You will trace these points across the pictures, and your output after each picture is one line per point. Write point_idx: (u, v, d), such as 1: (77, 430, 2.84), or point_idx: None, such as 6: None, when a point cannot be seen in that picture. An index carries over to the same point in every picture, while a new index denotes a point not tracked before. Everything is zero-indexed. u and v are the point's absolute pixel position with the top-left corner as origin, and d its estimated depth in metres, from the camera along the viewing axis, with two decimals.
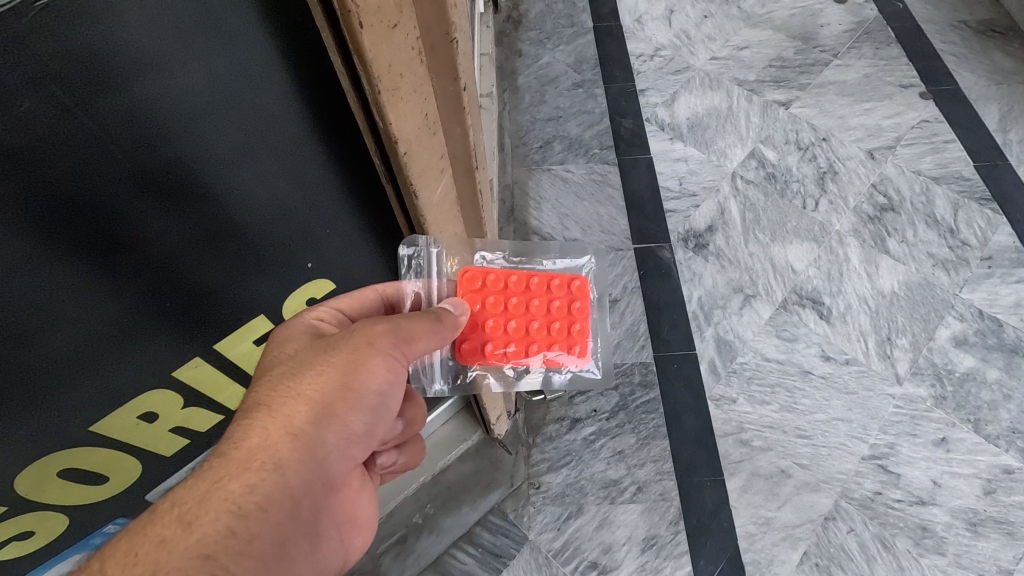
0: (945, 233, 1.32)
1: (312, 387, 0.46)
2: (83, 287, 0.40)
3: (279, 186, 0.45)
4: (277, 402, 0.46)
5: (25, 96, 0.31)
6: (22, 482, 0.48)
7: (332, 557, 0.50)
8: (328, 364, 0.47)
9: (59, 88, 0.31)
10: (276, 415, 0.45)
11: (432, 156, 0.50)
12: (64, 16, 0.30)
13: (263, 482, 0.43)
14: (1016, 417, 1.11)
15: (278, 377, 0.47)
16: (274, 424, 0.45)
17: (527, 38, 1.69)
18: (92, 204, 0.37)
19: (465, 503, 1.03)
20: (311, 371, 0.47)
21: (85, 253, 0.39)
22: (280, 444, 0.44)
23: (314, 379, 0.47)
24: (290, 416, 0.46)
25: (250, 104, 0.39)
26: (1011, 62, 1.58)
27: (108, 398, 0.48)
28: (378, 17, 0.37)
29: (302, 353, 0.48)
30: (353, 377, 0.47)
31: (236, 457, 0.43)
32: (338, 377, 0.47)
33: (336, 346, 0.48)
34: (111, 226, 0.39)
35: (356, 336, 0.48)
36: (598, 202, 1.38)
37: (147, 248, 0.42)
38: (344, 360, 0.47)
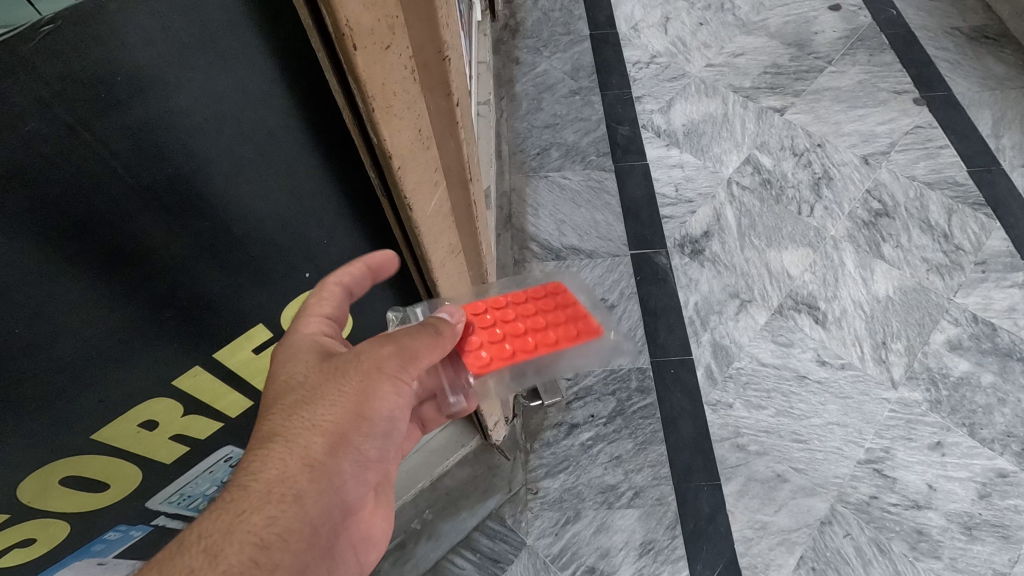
0: (939, 238, 1.33)
1: (325, 415, 0.47)
2: (91, 315, 0.42)
3: (273, 212, 0.47)
4: (291, 430, 0.46)
5: (41, 145, 0.33)
6: (24, 490, 0.49)
7: (347, 563, 0.53)
8: (343, 395, 0.48)
9: (73, 133, 0.34)
10: (295, 442, 0.46)
11: (426, 169, 0.52)
12: (68, 38, 0.31)
13: (286, 512, 0.44)
14: (1010, 421, 1.12)
15: (293, 405, 0.47)
16: (292, 454, 0.46)
17: (524, 46, 1.70)
18: (101, 239, 0.39)
19: (464, 509, 1.03)
20: (326, 401, 0.48)
21: (94, 284, 0.41)
22: (299, 475, 0.45)
23: (327, 408, 0.47)
24: (308, 446, 0.46)
25: (245, 139, 0.41)
26: (1004, 69, 1.59)
27: (109, 408, 0.49)
28: (371, 39, 0.38)
29: (311, 376, 0.49)
30: (366, 407, 0.49)
31: (255, 488, 0.44)
32: (351, 406, 0.48)
33: (346, 372, 0.49)
34: (117, 258, 0.41)
35: (363, 361, 0.49)
36: (595, 209, 1.39)
37: (151, 276, 0.44)
38: (357, 389, 0.48)
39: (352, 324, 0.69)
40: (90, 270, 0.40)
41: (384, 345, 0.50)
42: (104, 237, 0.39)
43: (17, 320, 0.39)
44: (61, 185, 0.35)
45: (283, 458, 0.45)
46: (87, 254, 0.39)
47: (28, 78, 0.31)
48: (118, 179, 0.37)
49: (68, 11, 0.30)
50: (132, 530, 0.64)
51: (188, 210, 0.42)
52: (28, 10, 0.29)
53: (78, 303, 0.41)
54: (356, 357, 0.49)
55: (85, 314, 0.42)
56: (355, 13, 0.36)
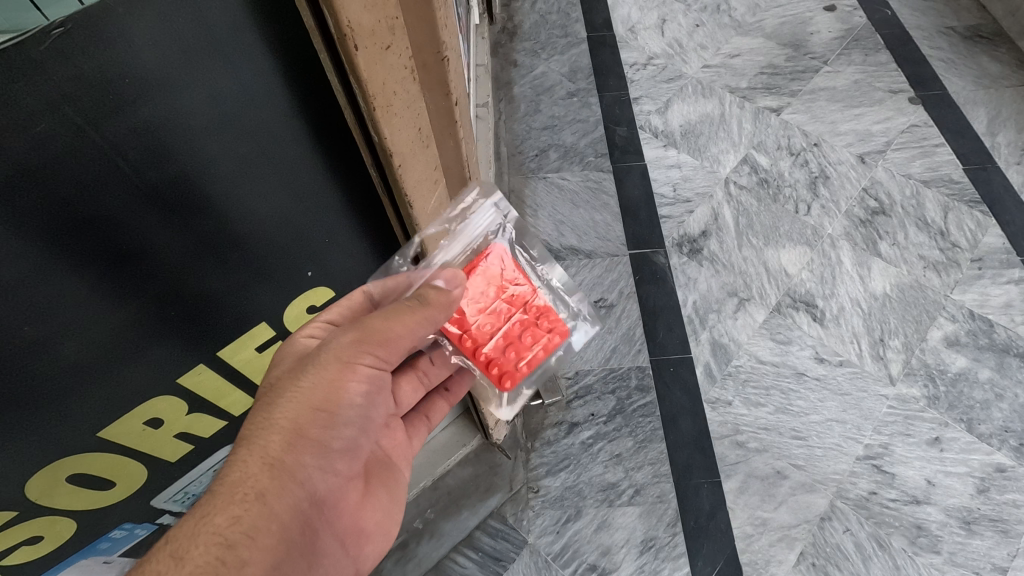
0: (936, 236, 1.34)
1: (283, 409, 0.49)
2: (86, 320, 0.42)
3: (274, 213, 0.48)
4: (256, 430, 0.48)
5: (40, 153, 0.34)
6: (33, 487, 0.50)
7: (332, 554, 0.55)
8: (302, 389, 0.50)
9: (75, 139, 0.34)
10: (264, 443, 0.48)
11: (426, 167, 0.53)
12: (79, 41, 0.32)
13: (253, 512, 0.46)
14: (1008, 417, 1.13)
15: (258, 405, 0.50)
16: (252, 452, 0.48)
17: (521, 49, 1.72)
18: (93, 246, 0.39)
19: (465, 508, 1.04)
20: (286, 396, 0.49)
21: (92, 290, 0.41)
22: (270, 476, 0.48)
23: (286, 403, 0.49)
24: (267, 444, 0.48)
25: (247, 142, 0.42)
26: (998, 68, 1.60)
27: (115, 406, 0.50)
28: (371, 39, 0.39)
29: (281, 376, 0.51)
30: (325, 398, 0.50)
31: (220, 491, 0.46)
32: (318, 403, 0.50)
33: (309, 367, 0.50)
34: (113, 263, 0.41)
35: (324, 355, 0.51)
36: (593, 209, 1.40)
37: (146, 282, 0.44)
38: (322, 386, 0.50)
39: None
40: (85, 279, 0.41)
41: (347, 336, 0.51)
42: (101, 239, 0.39)
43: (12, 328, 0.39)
44: (50, 194, 0.36)
45: (249, 458, 0.48)
46: (91, 257, 0.40)
47: (33, 82, 0.31)
48: (121, 181, 0.38)
49: (78, 14, 0.31)
50: (137, 528, 0.64)
51: (189, 212, 0.43)
52: (34, 14, 0.30)
53: (74, 308, 0.41)
54: (325, 355, 0.51)
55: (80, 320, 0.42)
56: (356, 14, 0.37)
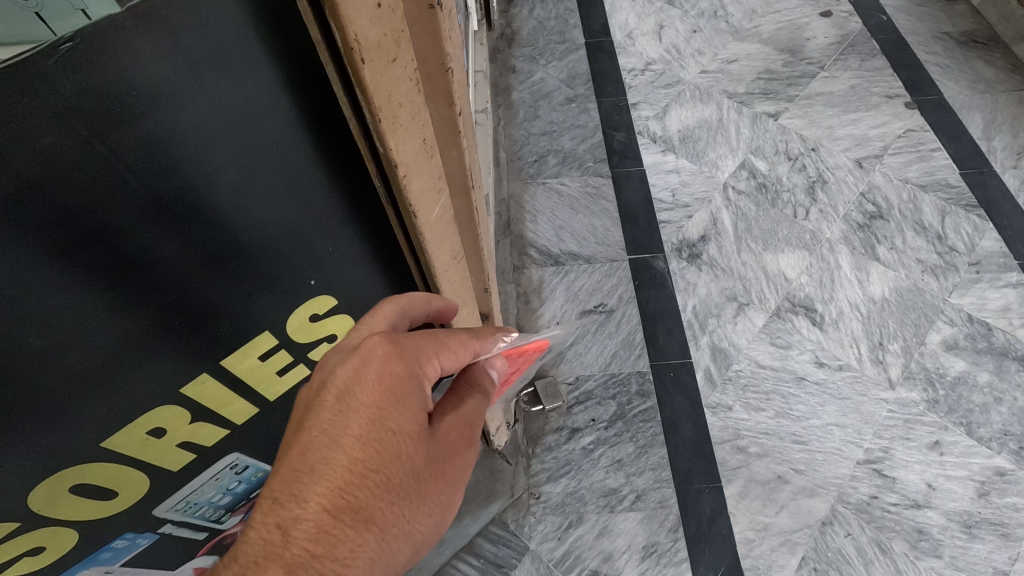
0: (933, 239, 1.34)
1: (401, 490, 0.44)
2: (93, 329, 0.42)
3: (276, 222, 0.48)
4: (363, 503, 0.42)
5: (44, 166, 0.34)
6: (35, 498, 0.50)
7: None
8: (425, 473, 0.46)
9: (80, 153, 0.34)
10: (375, 537, 0.42)
11: (430, 177, 0.53)
12: (85, 56, 0.32)
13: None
14: (1007, 420, 1.13)
15: (369, 468, 0.43)
16: (357, 532, 0.42)
17: (520, 55, 1.73)
18: (101, 259, 0.40)
19: (466, 514, 1.03)
20: (406, 476, 0.44)
21: (94, 302, 0.41)
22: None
23: (408, 483, 0.44)
24: (377, 524, 0.43)
25: (249, 153, 0.42)
26: (994, 72, 1.62)
27: (117, 417, 0.49)
28: (378, 52, 0.40)
29: (407, 451, 0.44)
30: (440, 489, 0.47)
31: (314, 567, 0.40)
32: (432, 506, 0.46)
33: (436, 458, 0.47)
34: (119, 275, 0.41)
35: (449, 450, 0.48)
36: (593, 214, 1.40)
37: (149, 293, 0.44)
38: (444, 488, 0.47)
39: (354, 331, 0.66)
40: (88, 290, 0.40)
41: (468, 433, 0.49)
42: (110, 249, 0.40)
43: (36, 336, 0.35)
44: (62, 203, 0.36)
45: (355, 545, 0.41)
46: (102, 268, 0.40)
47: (40, 95, 0.31)
48: (127, 190, 0.38)
49: (86, 29, 0.31)
50: (139, 538, 0.64)
51: (194, 222, 0.43)
52: (42, 28, 0.30)
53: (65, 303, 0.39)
54: (456, 453, 0.48)
55: (81, 311, 0.41)
56: (363, 27, 0.37)
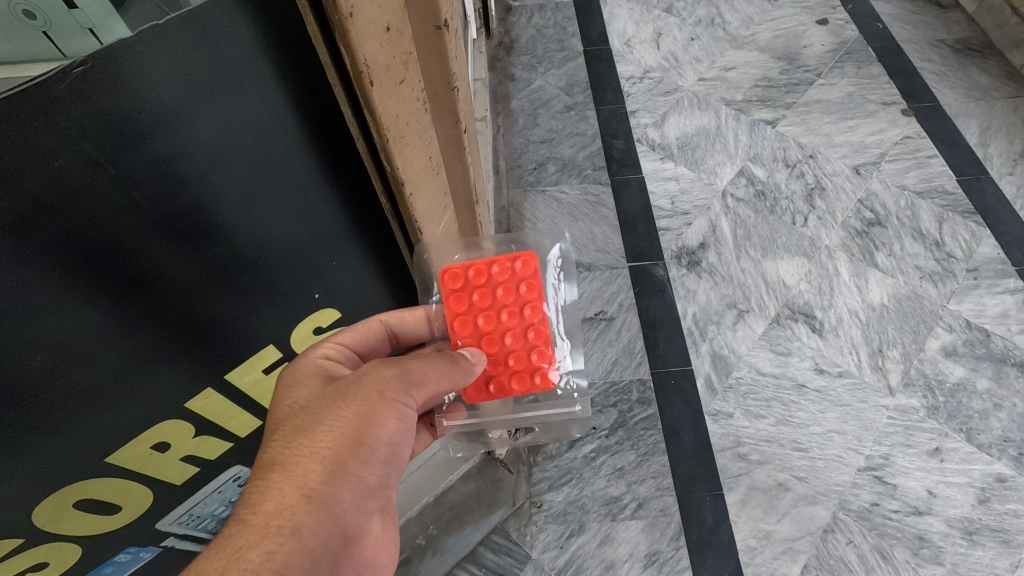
0: (931, 246, 1.35)
1: (317, 433, 0.46)
2: (95, 350, 0.42)
3: (280, 236, 0.48)
4: (278, 453, 0.45)
5: (50, 186, 0.34)
6: (40, 514, 0.49)
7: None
8: (340, 417, 0.46)
9: (89, 177, 0.35)
10: (279, 471, 0.44)
11: (436, 193, 0.53)
12: (94, 80, 0.32)
13: (269, 544, 0.41)
14: (1007, 426, 1.13)
15: (291, 430, 0.46)
16: (288, 483, 0.44)
17: (519, 63, 1.73)
18: (104, 276, 0.39)
19: (467, 524, 1.04)
20: (320, 420, 0.46)
21: (104, 317, 0.41)
22: (296, 506, 0.43)
23: (323, 427, 0.46)
24: (304, 475, 0.44)
25: (254, 170, 0.42)
26: (989, 79, 1.63)
27: (122, 433, 0.49)
28: (386, 75, 0.40)
29: (299, 402, 0.48)
30: (364, 433, 0.46)
31: (252, 522, 0.42)
32: (338, 422, 0.46)
33: (332, 391, 0.48)
34: (124, 291, 0.41)
35: (350, 379, 0.48)
36: (593, 222, 1.41)
37: (155, 311, 0.44)
38: (350, 406, 0.47)
39: None
40: (97, 309, 0.41)
41: (377, 364, 0.49)
42: (116, 266, 0.40)
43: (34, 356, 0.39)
44: (68, 223, 0.36)
45: (262, 484, 0.44)
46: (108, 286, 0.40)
47: (53, 117, 0.32)
48: (135, 212, 0.38)
49: (100, 54, 0.31)
50: (142, 552, 0.64)
51: (198, 240, 0.43)
52: (46, 44, 0.32)
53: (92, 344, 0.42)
54: (354, 378, 0.48)
55: (87, 329, 0.41)
56: (372, 51, 0.38)
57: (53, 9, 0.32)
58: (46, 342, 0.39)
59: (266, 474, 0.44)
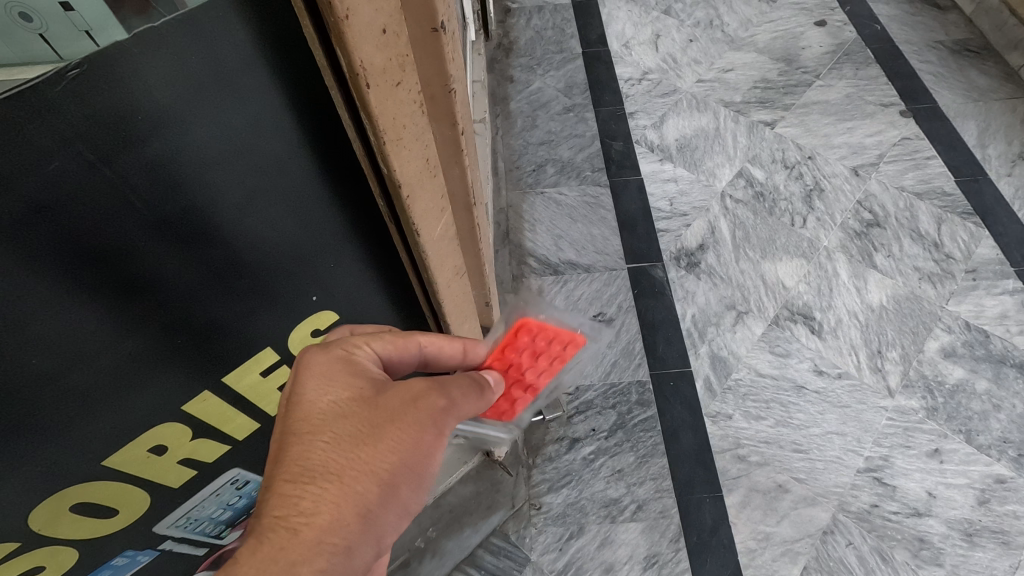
0: (929, 247, 1.35)
1: (375, 454, 0.47)
2: (102, 345, 0.43)
3: (281, 239, 0.48)
4: (328, 463, 0.45)
5: (65, 182, 0.34)
6: (36, 517, 0.49)
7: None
8: (397, 440, 0.47)
9: (93, 182, 0.35)
10: (332, 484, 0.45)
11: (433, 195, 0.53)
12: (94, 83, 0.32)
13: (322, 560, 0.43)
14: (1006, 427, 1.13)
15: (342, 442, 0.46)
16: (343, 502, 0.45)
17: (518, 65, 1.74)
18: (110, 276, 0.40)
19: (467, 525, 1.03)
20: (378, 441, 0.47)
21: (104, 315, 0.41)
22: (351, 526, 0.45)
23: (382, 449, 0.47)
24: (359, 495, 0.45)
25: (252, 173, 0.42)
26: (987, 80, 1.63)
27: (118, 437, 0.49)
28: (383, 77, 0.40)
29: (346, 410, 0.47)
30: (416, 461, 0.48)
31: (306, 537, 0.43)
32: (395, 447, 0.47)
33: (384, 410, 0.48)
34: (127, 292, 0.41)
35: (402, 401, 0.49)
36: (591, 224, 1.41)
37: (162, 312, 0.44)
38: (405, 432, 0.48)
39: None
40: (103, 305, 0.41)
41: (426, 389, 0.50)
42: (120, 267, 0.40)
43: (39, 351, 0.39)
44: (79, 224, 0.36)
45: (315, 498, 0.44)
46: (115, 284, 0.40)
47: (59, 116, 0.32)
48: (134, 217, 0.38)
49: (95, 55, 0.31)
50: (139, 555, 0.63)
51: (198, 242, 0.43)
52: (44, 47, 0.31)
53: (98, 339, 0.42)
54: (409, 402, 0.49)
55: (88, 328, 0.41)
56: (369, 53, 0.38)
57: (49, 11, 0.31)
58: (42, 343, 0.39)
59: (319, 487, 0.44)
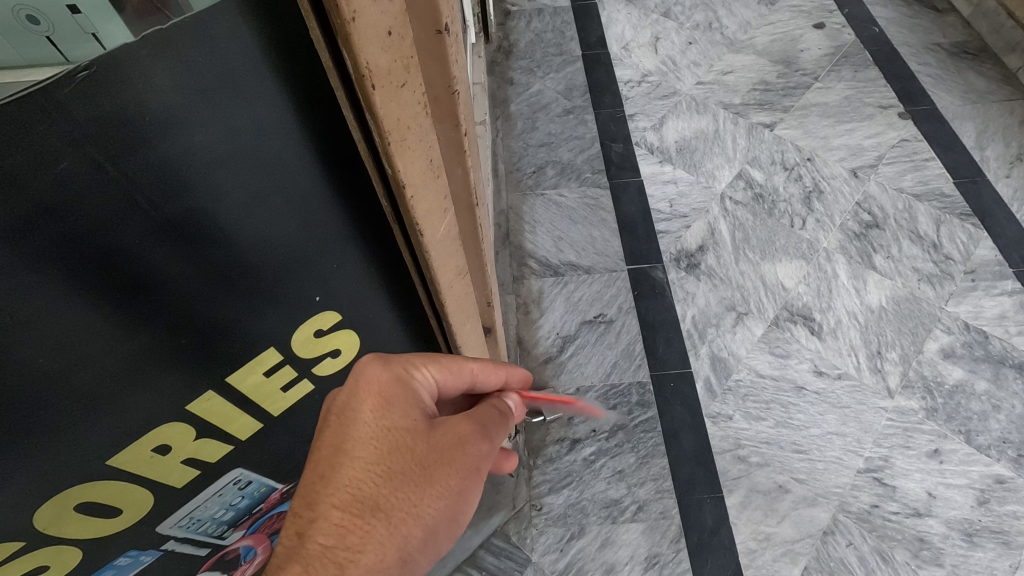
0: (928, 248, 1.36)
1: (426, 494, 0.45)
2: (108, 348, 0.43)
3: (282, 239, 0.48)
4: (378, 498, 0.44)
5: (76, 190, 0.35)
6: (40, 517, 0.49)
7: None
8: (447, 482, 0.46)
9: (95, 180, 0.35)
10: (380, 520, 0.43)
11: (436, 196, 0.54)
12: (103, 85, 0.33)
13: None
14: (1006, 428, 1.14)
15: (396, 478, 0.45)
16: (388, 541, 0.43)
17: (518, 67, 1.74)
18: (116, 282, 0.40)
19: (468, 526, 1.02)
20: (430, 483, 0.45)
21: (109, 321, 0.42)
22: (391, 567, 0.43)
23: (434, 492, 0.45)
24: (404, 536, 0.44)
25: (257, 174, 0.43)
26: (985, 83, 1.64)
27: (122, 436, 0.49)
28: (388, 79, 0.40)
29: (399, 441, 0.46)
30: (460, 506, 0.47)
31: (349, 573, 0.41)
32: (445, 493, 0.46)
33: (436, 450, 0.46)
34: (132, 297, 0.42)
35: (453, 441, 0.47)
36: (592, 225, 1.41)
37: (167, 317, 0.45)
38: (454, 477, 0.46)
39: (356, 344, 0.65)
40: (108, 309, 0.41)
41: (475, 433, 0.49)
42: (125, 275, 0.41)
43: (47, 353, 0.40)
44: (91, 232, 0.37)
45: (364, 533, 0.43)
46: (120, 292, 0.41)
47: (71, 116, 0.32)
48: (140, 220, 0.39)
49: (105, 57, 0.32)
50: (142, 555, 0.64)
51: (205, 242, 0.43)
52: (50, 50, 0.32)
53: (105, 343, 0.43)
54: (461, 445, 0.47)
55: (95, 333, 0.42)
56: (374, 55, 0.38)
57: (57, 14, 0.32)
58: (46, 344, 0.39)
59: (367, 523, 0.43)
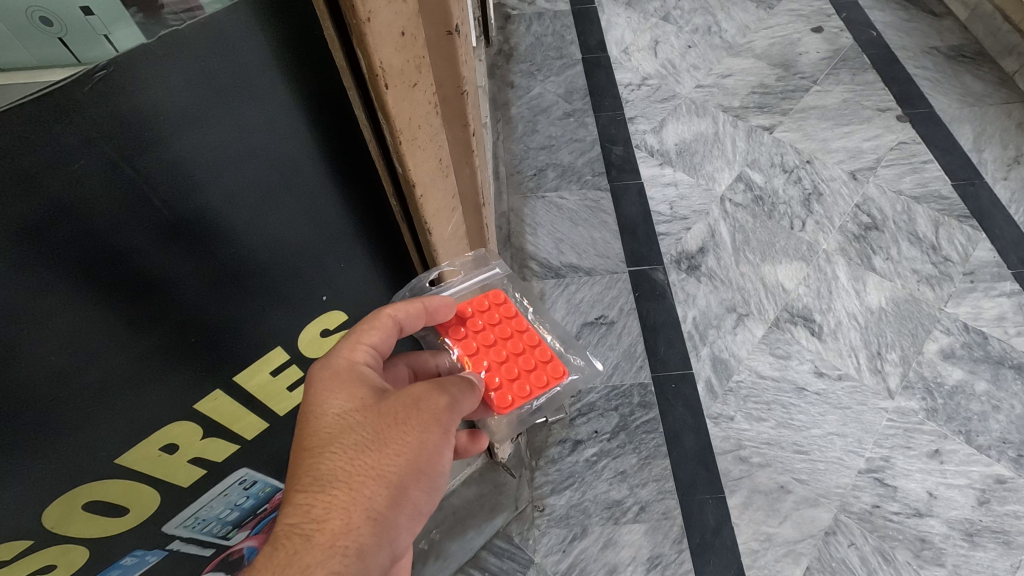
0: (927, 250, 1.36)
1: (386, 457, 0.46)
2: (116, 355, 0.44)
3: (289, 238, 0.49)
4: (337, 469, 0.45)
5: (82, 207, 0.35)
6: (49, 516, 0.50)
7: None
8: (405, 443, 0.46)
9: (108, 191, 0.36)
10: (341, 487, 0.44)
11: (444, 195, 0.55)
12: (118, 83, 0.33)
13: (333, 565, 0.42)
14: (1005, 428, 1.14)
15: (355, 448, 0.46)
16: (354, 504, 0.44)
17: (518, 70, 1.75)
18: (123, 291, 0.41)
19: (470, 528, 1.02)
20: (386, 446, 0.46)
21: (118, 329, 0.42)
22: (362, 528, 0.43)
23: (392, 454, 0.46)
24: (369, 496, 0.44)
25: (264, 172, 0.43)
26: (982, 86, 1.65)
27: (130, 435, 0.50)
28: (400, 78, 0.41)
29: (355, 419, 0.47)
30: (424, 462, 0.47)
31: (318, 540, 0.42)
32: (403, 450, 0.46)
33: (388, 413, 0.47)
34: (139, 304, 0.42)
35: (405, 404, 0.48)
36: (593, 227, 1.42)
37: (174, 326, 0.46)
38: (409, 435, 0.47)
39: None
40: (117, 321, 0.42)
41: (428, 389, 0.49)
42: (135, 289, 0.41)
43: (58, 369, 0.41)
44: (98, 244, 0.38)
45: (328, 504, 0.43)
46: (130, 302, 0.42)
47: (79, 122, 0.33)
48: (146, 224, 0.39)
49: (121, 58, 0.32)
50: (147, 555, 0.64)
51: (208, 243, 0.43)
52: (62, 49, 0.33)
53: (114, 353, 0.44)
54: (409, 401, 0.48)
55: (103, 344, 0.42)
56: (387, 55, 0.39)
57: (70, 16, 0.33)
58: (57, 346, 0.40)
59: (328, 490, 0.44)
